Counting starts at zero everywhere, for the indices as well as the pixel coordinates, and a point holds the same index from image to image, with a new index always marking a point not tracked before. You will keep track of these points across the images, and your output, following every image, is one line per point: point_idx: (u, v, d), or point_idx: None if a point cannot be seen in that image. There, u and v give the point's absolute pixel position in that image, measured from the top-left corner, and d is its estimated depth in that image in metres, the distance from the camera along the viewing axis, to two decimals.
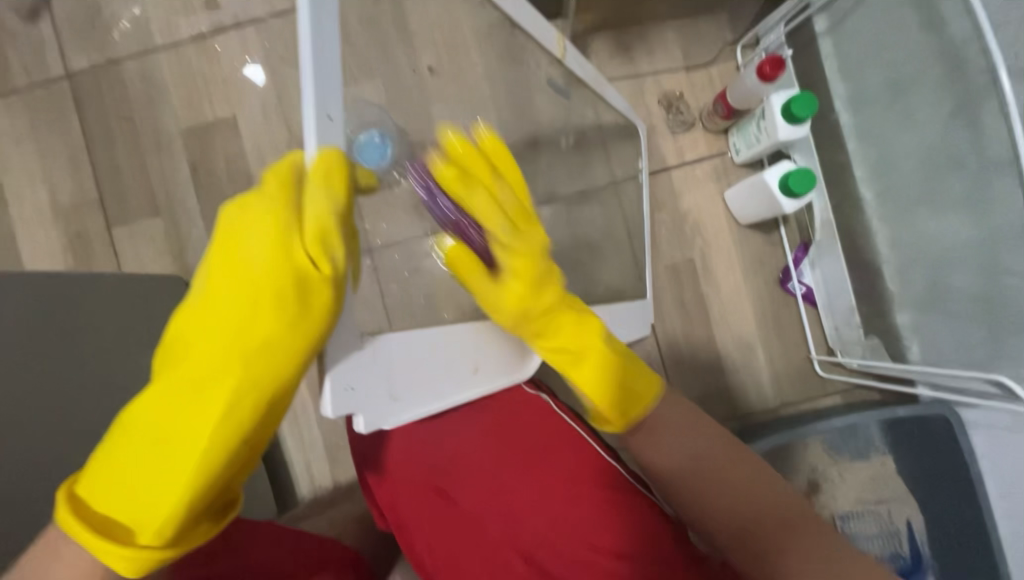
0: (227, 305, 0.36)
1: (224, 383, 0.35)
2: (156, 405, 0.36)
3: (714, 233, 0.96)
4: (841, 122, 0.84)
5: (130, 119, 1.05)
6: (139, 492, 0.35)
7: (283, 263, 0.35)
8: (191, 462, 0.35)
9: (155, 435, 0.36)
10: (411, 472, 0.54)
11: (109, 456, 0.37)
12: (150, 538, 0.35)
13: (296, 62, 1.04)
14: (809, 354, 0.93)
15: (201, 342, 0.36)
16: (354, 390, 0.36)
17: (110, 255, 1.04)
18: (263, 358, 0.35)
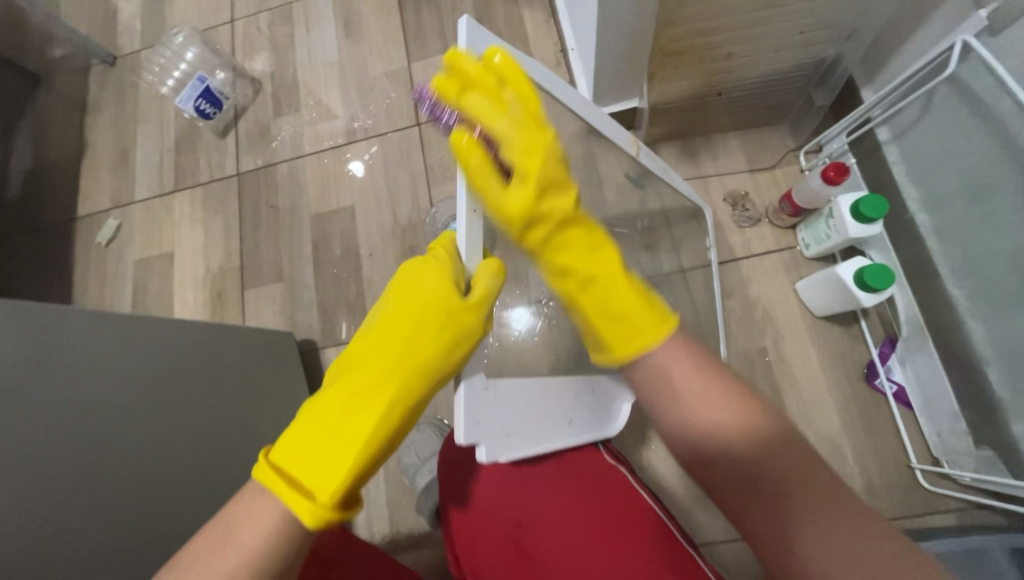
0: (403, 325, 0.47)
1: (396, 382, 0.46)
2: (337, 392, 0.46)
3: (787, 323, 0.95)
4: (916, 221, 0.85)
5: (275, 206, 1.31)
6: (323, 460, 0.43)
7: (448, 298, 0.46)
8: (363, 438, 0.44)
9: (335, 416, 0.45)
10: (495, 519, 0.59)
11: (295, 432, 0.45)
12: (326, 496, 0.41)
13: (407, 164, 1.26)
14: (909, 461, 0.85)
15: (377, 347, 0.47)
16: (479, 421, 0.46)
17: (238, 313, 1.25)
18: (424, 366, 0.46)
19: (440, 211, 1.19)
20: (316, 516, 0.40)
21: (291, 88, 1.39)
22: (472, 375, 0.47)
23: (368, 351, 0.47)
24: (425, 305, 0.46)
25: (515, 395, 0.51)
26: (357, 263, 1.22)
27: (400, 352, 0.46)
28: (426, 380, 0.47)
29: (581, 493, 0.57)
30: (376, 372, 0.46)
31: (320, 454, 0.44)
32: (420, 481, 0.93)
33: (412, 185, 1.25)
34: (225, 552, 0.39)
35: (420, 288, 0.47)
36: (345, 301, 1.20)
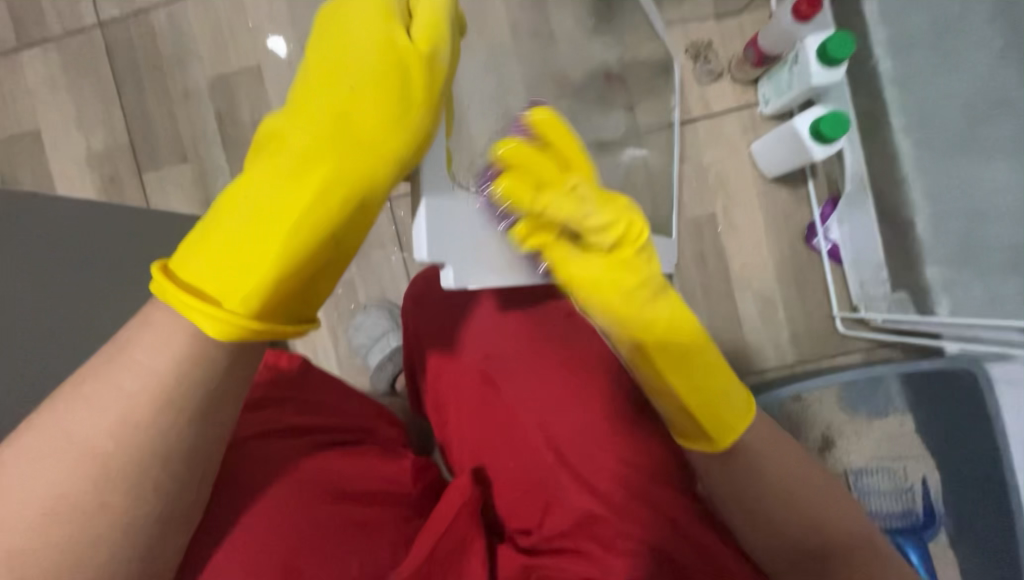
0: (332, 101, 0.39)
1: (321, 169, 0.37)
2: (254, 191, 0.38)
3: (738, 187, 0.94)
4: (880, 69, 0.80)
5: (159, 67, 1.07)
6: (234, 265, 0.36)
7: (390, 63, 0.39)
8: (286, 234, 0.37)
9: (252, 215, 0.37)
10: (464, 358, 0.59)
11: (204, 236, 0.38)
12: (238, 303, 0.36)
13: (319, 11, 1.03)
14: (832, 311, 0.91)
15: (302, 131, 0.38)
16: (443, 235, 0.40)
17: (141, 201, 1.07)
18: (369, 151, 0.38)
19: None
20: (237, 323, 0.35)
21: None
22: (434, 190, 0.40)
23: (290, 136, 0.39)
24: (363, 78, 0.38)
25: (480, 213, 0.44)
26: None
27: (333, 132, 0.38)
28: (365, 170, 0.38)
29: (549, 333, 0.59)
30: (302, 160, 0.37)
31: (236, 260, 0.36)
32: (373, 360, 0.92)
33: None
34: (119, 376, 0.34)
35: (355, 54, 0.39)
36: None
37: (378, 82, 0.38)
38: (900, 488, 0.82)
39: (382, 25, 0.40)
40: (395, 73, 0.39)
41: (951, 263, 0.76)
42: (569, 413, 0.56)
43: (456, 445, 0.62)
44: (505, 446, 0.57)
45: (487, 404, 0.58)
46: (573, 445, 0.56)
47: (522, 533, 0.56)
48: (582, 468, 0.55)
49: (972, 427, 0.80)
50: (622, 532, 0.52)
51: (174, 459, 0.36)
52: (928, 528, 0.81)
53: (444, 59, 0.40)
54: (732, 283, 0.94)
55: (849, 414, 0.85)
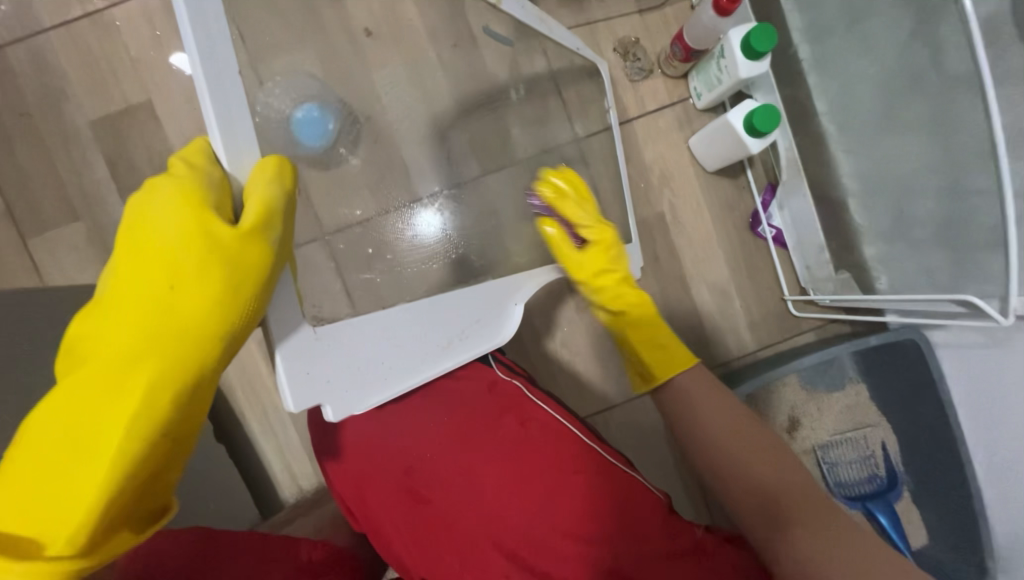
0: (139, 295, 0.38)
1: (143, 365, 0.37)
2: (68, 405, 0.37)
3: (682, 183, 0.93)
4: (799, 54, 0.82)
5: (27, 113, 0.92)
6: (69, 482, 0.36)
7: (192, 245, 0.38)
8: (121, 437, 0.36)
9: (70, 431, 0.37)
10: (388, 469, 0.57)
11: (29, 458, 0.37)
12: (63, 543, 0.35)
13: None
14: (782, 295, 0.93)
15: (115, 334, 0.37)
16: (308, 379, 0.41)
17: (29, 272, 0.93)
18: (184, 340, 0.38)
19: None
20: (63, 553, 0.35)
21: None
22: (298, 330, 0.42)
23: (108, 337, 0.38)
24: (172, 268, 0.38)
25: (353, 340, 0.45)
26: None
27: (148, 328, 0.37)
28: (189, 353, 0.38)
29: (470, 420, 0.58)
30: (118, 367, 0.37)
31: (61, 483, 0.36)
32: None
33: None
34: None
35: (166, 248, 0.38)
36: None
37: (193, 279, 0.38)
38: (863, 455, 0.86)
39: (190, 216, 0.38)
40: (206, 258, 0.38)
41: (886, 240, 0.77)
42: (517, 501, 0.53)
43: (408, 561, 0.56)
44: (452, 549, 0.54)
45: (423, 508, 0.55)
46: (533, 540, 0.51)
47: None
48: (525, 547, 0.51)
49: (921, 390, 0.84)
50: None
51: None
52: (892, 492, 0.85)
53: (275, 227, 0.41)
54: (687, 280, 0.94)
55: (809, 393, 0.87)
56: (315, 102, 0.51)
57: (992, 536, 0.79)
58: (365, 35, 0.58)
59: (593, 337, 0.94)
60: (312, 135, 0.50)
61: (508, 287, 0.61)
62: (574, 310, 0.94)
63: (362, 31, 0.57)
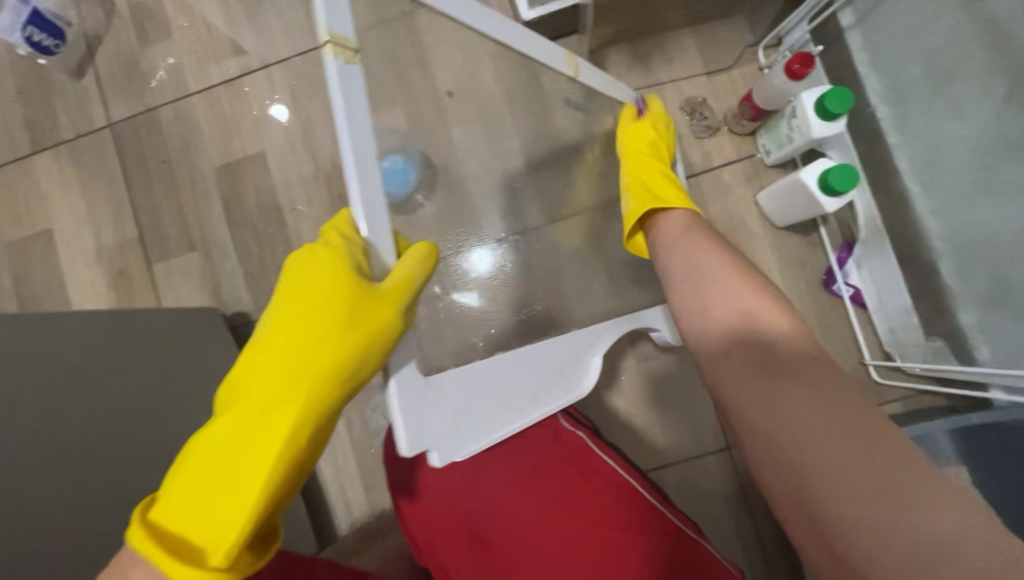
0: (293, 340, 0.41)
1: (290, 406, 0.40)
2: (224, 434, 0.40)
3: (750, 237, 0.92)
4: (878, 115, 0.80)
5: (167, 161, 1.09)
6: (217, 508, 0.39)
7: (341, 301, 0.40)
8: (266, 472, 0.39)
9: (224, 459, 0.40)
10: (455, 504, 0.58)
11: (185, 480, 0.40)
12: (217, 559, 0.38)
13: (319, 96, 1.07)
14: (862, 359, 0.87)
15: (270, 367, 0.41)
16: (423, 426, 0.41)
17: (150, 293, 1.08)
18: (326, 385, 0.41)
19: None
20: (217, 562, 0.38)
21: (156, 8, 1.11)
22: (409, 373, 0.42)
23: (263, 377, 0.41)
24: (321, 320, 0.41)
25: (458, 391, 0.45)
26: (281, 220, 1.06)
27: (297, 371, 0.41)
28: (330, 394, 0.41)
29: (535, 467, 0.58)
30: (269, 404, 0.40)
31: (213, 506, 0.40)
32: None
33: (330, 121, 1.06)
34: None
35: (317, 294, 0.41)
36: (274, 265, 1.06)
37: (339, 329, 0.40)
38: None
39: (338, 273, 0.40)
40: (346, 317, 0.40)
41: (986, 307, 0.71)
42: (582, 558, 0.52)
43: None
44: None
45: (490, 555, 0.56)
46: None
47: None
48: None
49: None
50: None
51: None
52: None
53: (405, 303, 0.42)
54: None
55: None
56: (399, 153, 0.52)
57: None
58: (448, 98, 0.60)
59: (652, 389, 0.92)
60: (398, 180, 0.50)
61: (586, 343, 0.63)
62: (632, 360, 0.93)
63: (443, 92, 0.60)
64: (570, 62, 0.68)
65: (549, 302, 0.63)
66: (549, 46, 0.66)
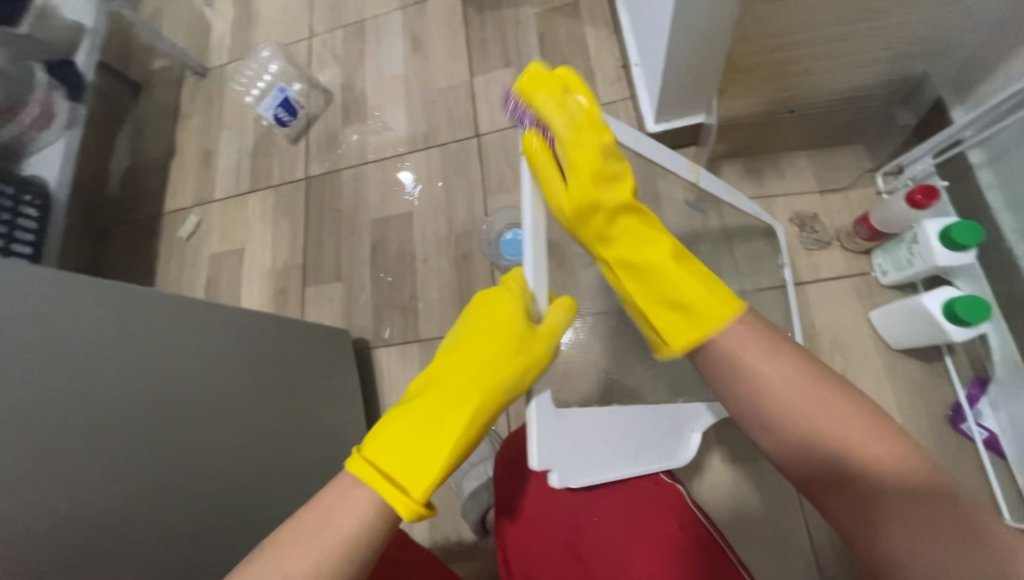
0: (486, 341, 0.52)
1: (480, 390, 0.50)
2: (426, 404, 0.51)
3: (859, 354, 0.89)
4: (1015, 252, 0.77)
5: (337, 209, 1.38)
6: (414, 460, 0.48)
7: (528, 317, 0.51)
8: (456, 439, 0.48)
9: (423, 423, 0.50)
10: (552, 531, 0.60)
11: (387, 435, 0.50)
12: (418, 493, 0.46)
13: (463, 174, 1.30)
14: (999, 517, 0.76)
15: (467, 358, 0.52)
16: (551, 449, 0.47)
17: (297, 309, 1.31)
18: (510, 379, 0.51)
19: (495, 220, 1.21)
20: (413, 506, 0.45)
21: (360, 99, 1.47)
22: (546, 405, 0.47)
23: (461, 365, 0.52)
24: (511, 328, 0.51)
25: (581, 427, 0.51)
26: (411, 267, 1.26)
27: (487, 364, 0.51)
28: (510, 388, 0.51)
29: (631, 508, 0.58)
30: (464, 386, 0.51)
31: (410, 458, 0.48)
32: (467, 486, 0.92)
33: (467, 194, 1.27)
34: (303, 554, 0.41)
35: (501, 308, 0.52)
36: (397, 303, 1.24)
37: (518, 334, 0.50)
38: None
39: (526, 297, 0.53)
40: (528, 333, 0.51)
41: None
42: None
43: None
44: None
45: None
46: None
47: None
48: None
49: None
50: None
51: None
52: None
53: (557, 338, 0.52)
54: None
55: None
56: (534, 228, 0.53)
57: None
58: None
59: (737, 494, 0.88)
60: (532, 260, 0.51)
61: (688, 416, 0.68)
62: (717, 457, 0.90)
63: None
64: (693, 170, 0.75)
65: (637, 377, 0.65)
66: (677, 158, 0.73)
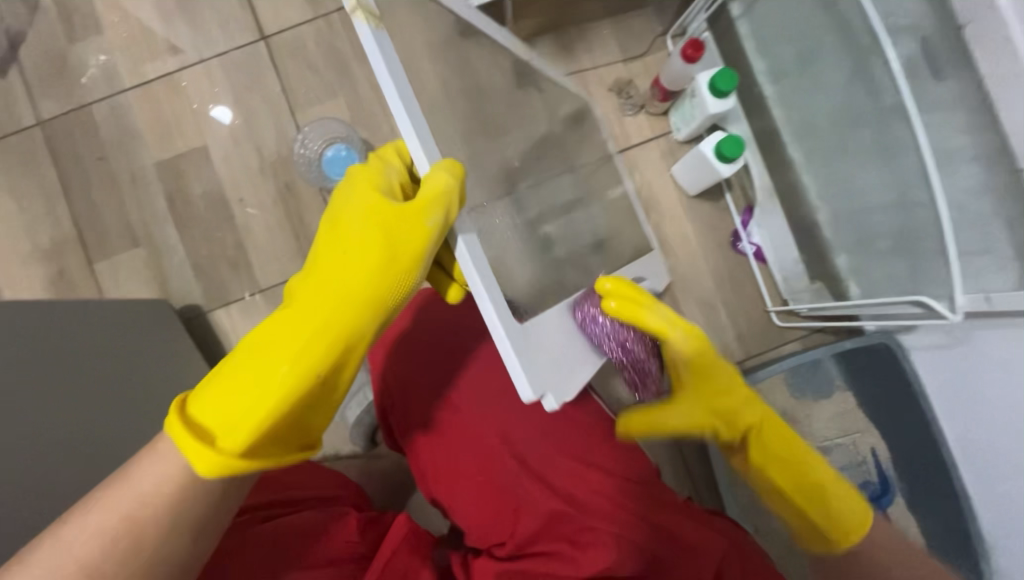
0: (337, 264, 0.50)
1: (323, 323, 0.49)
2: (262, 338, 0.49)
3: (667, 207, 1.03)
4: (765, 92, 0.92)
5: (104, 158, 1.09)
6: (235, 411, 0.46)
7: (368, 241, 0.50)
8: (285, 383, 0.47)
9: (255, 366, 0.48)
10: (434, 392, 0.70)
11: (220, 377, 0.48)
12: (230, 444, 0.45)
13: (261, 89, 1.09)
14: (765, 306, 1.00)
15: (316, 283, 0.51)
16: (536, 373, 0.51)
17: (93, 291, 1.07)
18: (360, 307, 0.50)
19: (312, 139, 1.07)
20: (217, 464, 0.44)
21: (82, 3, 1.09)
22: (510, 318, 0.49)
23: (310, 291, 0.50)
24: (360, 247, 0.50)
25: (542, 339, 0.55)
26: (229, 212, 1.08)
27: (329, 292, 0.50)
28: (356, 320, 0.50)
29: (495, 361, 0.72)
30: (307, 315, 0.49)
31: (230, 403, 0.46)
32: (350, 413, 0.93)
33: (272, 114, 1.09)
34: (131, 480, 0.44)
35: (358, 236, 0.50)
36: (224, 256, 1.08)
37: (372, 267, 0.50)
38: (856, 461, 0.92)
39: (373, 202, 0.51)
40: (374, 250, 0.49)
41: (854, 252, 0.85)
42: (537, 430, 0.69)
43: (429, 476, 0.70)
44: (477, 458, 0.67)
45: (462, 428, 0.68)
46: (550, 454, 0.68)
47: (498, 546, 0.64)
48: (540, 468, 0.67)
49: (901, 392, 0.90)
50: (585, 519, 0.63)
51: (176, 571, 0.45)
52: (886, 498, 0.91)
53: (434, 214, 0.48)
54: (676, 294, 1.02)
55: (796, 398, 0.94)
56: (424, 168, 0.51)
57: (975, 519, 0.84)
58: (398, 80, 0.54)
59: None
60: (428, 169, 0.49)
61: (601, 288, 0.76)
62: None
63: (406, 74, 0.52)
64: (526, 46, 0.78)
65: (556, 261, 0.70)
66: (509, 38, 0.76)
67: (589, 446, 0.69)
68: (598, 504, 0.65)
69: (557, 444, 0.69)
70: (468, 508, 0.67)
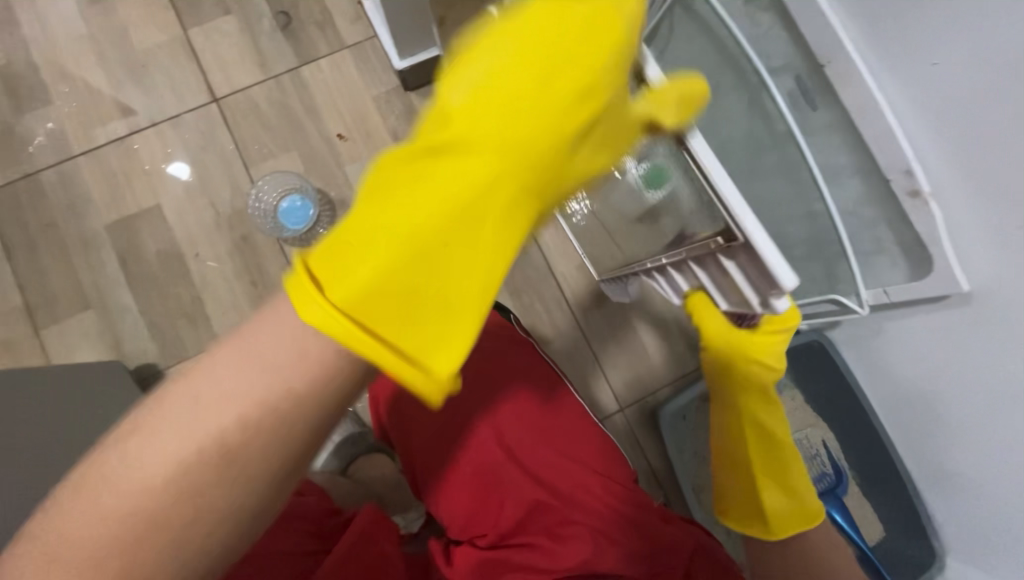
0: (516, 117, 0.43)
1: (498, 188, 0.42)
2: (416, 225, 0.39)
3: None
4: None
5: (52, 223, 1.08)
6: (434, 306, 0.39)
7: (575, 87, 0.44)
8: (483, 263, 0.41)
9: (414, 262, 0.39)
10: None
11: (377, 280, 0.37)
12: (447, 364, 0.38)
13: (214, 147, 1.12)
14: None
15: (477, 155, 0.42)
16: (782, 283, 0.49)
17: (41, 358, 1.04)
18: (533, 175, 0.44)
19: (267, 191, 1.11)
20: (439, 378, 0.37)
21: (29, 76, 1.11)
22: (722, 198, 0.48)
23: (456, 166, 0.41)
24: (538, 100, 0.43)
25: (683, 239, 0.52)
26: (184, 268, 1.08)
27: (504, 157, 0.42)
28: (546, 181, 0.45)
29: (488, 351, 0.72)
30: (459, 199, 0.41)
31: (421, 299, 0.38)
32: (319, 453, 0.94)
33: (227, 170, 1.12)
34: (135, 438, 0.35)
35: (548, 76, 0.43)
36: (181, 311, 1.07)
37: (570, 99, 0.43)
38: (809, 454, 0.97)
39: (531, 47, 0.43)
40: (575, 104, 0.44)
41: None
42: (524, 425, 0.69)
43: (419, 466, 0.71)
44: (461, 450, 0.68)
45: (449, 419, 0.69)
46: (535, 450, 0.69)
47: (479, 536, 0.68)
48: (525, 464, 0.68)
49: (838, 384, 0.97)
50: (562, 516, 0.66)
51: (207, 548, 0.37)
52: (842, 485, 0.94)
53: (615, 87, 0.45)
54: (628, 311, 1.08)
55: None
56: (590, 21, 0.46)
57: (921, 499, 0.89)
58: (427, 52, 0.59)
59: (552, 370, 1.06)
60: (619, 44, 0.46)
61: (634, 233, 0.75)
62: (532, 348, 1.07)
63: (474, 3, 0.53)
64: None
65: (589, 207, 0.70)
66: None
67: (573, 443, 0.70)
68: (576, 499, 0.67)
69: (542, 439, 0.69)
70: (455, 500, 0.69)
